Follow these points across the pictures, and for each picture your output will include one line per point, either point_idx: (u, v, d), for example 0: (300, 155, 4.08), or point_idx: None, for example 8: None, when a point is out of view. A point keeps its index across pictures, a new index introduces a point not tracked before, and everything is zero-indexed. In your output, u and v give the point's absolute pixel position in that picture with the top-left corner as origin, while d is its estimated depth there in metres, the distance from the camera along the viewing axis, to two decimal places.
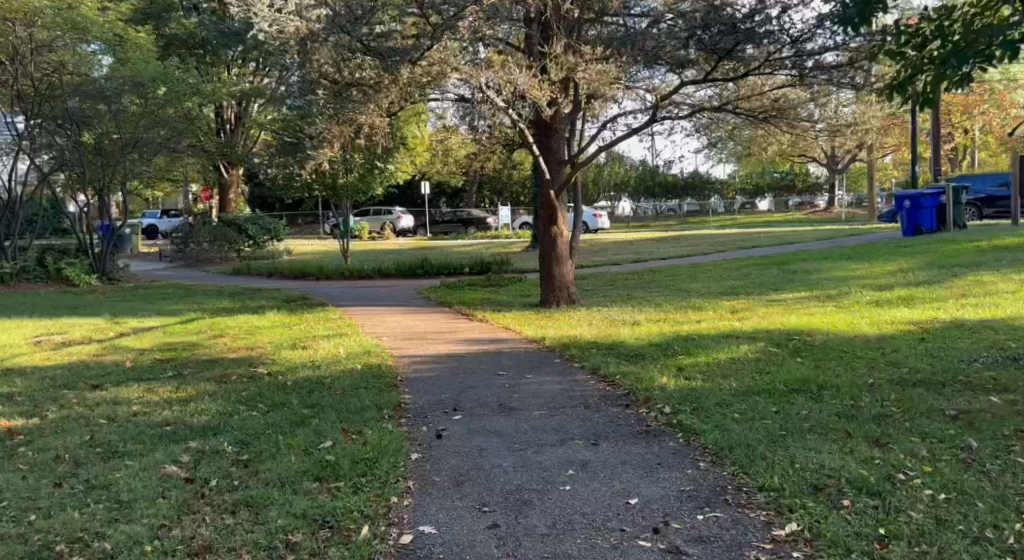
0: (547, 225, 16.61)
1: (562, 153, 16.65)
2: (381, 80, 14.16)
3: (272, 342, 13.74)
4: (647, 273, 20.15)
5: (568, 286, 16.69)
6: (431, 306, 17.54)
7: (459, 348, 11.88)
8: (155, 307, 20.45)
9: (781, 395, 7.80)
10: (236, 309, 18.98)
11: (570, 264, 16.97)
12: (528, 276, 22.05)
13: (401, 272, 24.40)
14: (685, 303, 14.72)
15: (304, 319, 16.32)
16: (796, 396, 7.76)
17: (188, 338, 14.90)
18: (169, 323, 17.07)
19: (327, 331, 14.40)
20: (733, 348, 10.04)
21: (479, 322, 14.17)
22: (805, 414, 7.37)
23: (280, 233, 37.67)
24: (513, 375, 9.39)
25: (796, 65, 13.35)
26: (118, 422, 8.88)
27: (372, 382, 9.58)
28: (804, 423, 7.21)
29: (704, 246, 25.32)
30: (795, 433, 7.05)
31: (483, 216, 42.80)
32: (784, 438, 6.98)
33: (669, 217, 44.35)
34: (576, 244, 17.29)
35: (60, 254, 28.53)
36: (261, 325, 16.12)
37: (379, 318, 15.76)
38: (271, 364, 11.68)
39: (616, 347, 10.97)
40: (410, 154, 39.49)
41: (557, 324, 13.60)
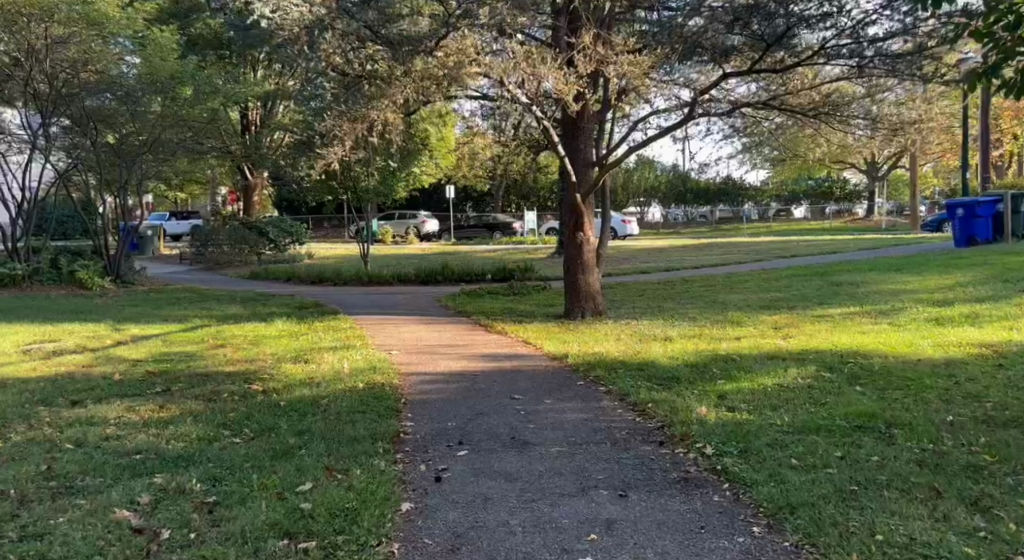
0: (573, 231, 15.55)
1: (590, 155, 15.59)
2: (394, 72, 13.16)
3: (274, 355, 12.76)
4: (679, 283, 19.07)
5: (595, 297, 15.58)
6: (448, 315, 16.51)
7: (475, 364, 10.85)
8: (162, 311, 19.53)
9: (844, 435, 6.69)
10: (246, 316, 18.03)
11: (597, 272, 15.89)
12: (553, 284, 21.03)
13: (421, 278, 23.42)
14: (723, 318, 13.62)
15: (313, 329, 15.33)
16: (863, 438, 6.64)
17: (187, 347, 13.94)
18: (172, 330, 16.13)
19: (335, 343, 13.41)
20: (782, 371, 8.94)
21: (499, 336, 13.13)
22: (878, 462, 6.27)
23: (300, 236, 36.81)
24: (529, 399, 8.33)
25: (854, 54, 12.16)
26: (84, 448, 7.88)
27: (370, 404, 8.55)
28: (879, 476, 6.09)
29: (738, 254, 24.18)
30: (870, 490, 5.94)
31: (510, 221, 41.83)
32: (856, 498, 5.87)
33: (701, 224, 43.17)
34: (604, 251, 16.19)
35: (73, 256, 27.75)
36: (267, 334, 15.13)
37: (392, 329, 14.75)
38: (268, 381, 10.68)
39: (648, 366, 9.89)
40: (435, 156, 38.61)
41: (584, 338, 12.54)
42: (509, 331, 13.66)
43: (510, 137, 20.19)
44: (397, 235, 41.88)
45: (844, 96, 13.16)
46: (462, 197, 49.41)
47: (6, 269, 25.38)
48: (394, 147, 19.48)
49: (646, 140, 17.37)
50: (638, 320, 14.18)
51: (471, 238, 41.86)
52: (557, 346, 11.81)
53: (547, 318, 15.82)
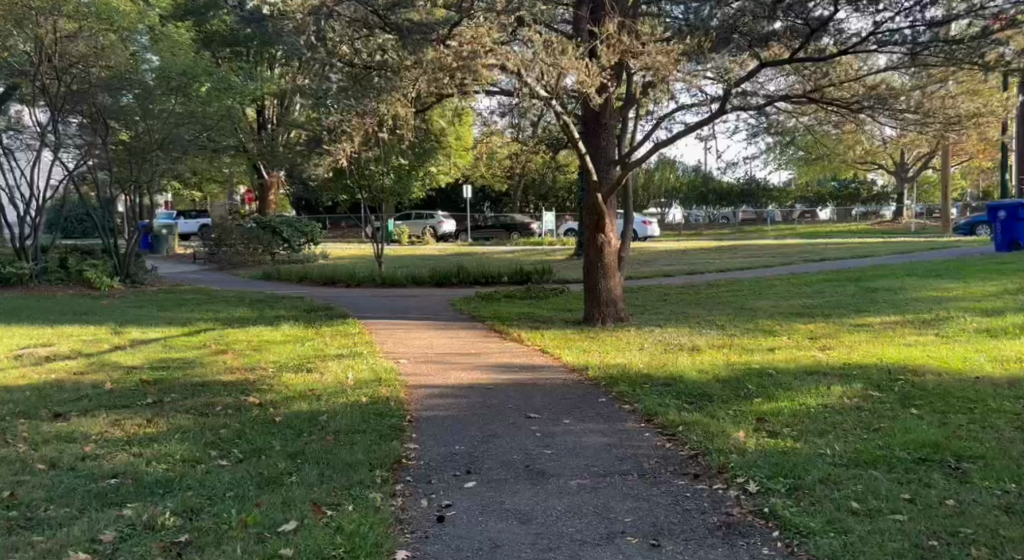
0: (593, 233, 14.76)
1: (612, 153, 14.79)
2: (404, 62, 12.43)
3: (276, 363, 12.02)
4: (704, 287, 18.30)
5: (616, 302, 14.80)
6: (462, 321, 15.74)
7: (489, 376, 10.09)
8: (167, 313, 18.83)
9: (908, 474, 5.93)
10: (253, 319, 17.31)
11: (619, 277, 15.09)
12: (572, 286, 20.29)
13: (436, 279, 22.71)
14: (754, 326, 12.81)
15: (321, 335, 14.59)
16: (932, 478, 5.88)
17: (188, 353, 13.22)
18: (175, 334, 15.43)
19: (340, 350, 12.67)
20: (825, 390, 8.13)
21: (516, 344, 12.37)
22: (952, 509, 5.51)
23: (315, 236, 36.13)
24: (546, 419, 7.60)
25: (910, 41, 11.52)
26: (58, 471, 7.14)
27: (371, 423, 7.81)
28: (956, 527, 5.33)
29: (765, 257, 23.32)
30: (952, 546, 5.17)
31: (528, 222, 41.10)
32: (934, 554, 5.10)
33: (724, 225, 42.27)
34: (626, 255, 15.39)
35: (82, 255, 27.15)
36: (272, 340, 14.41)
37: (403, 335, 14.01)
38: (267, 393, 9.95)
39: (676, 381, 9.10)
40: (452, 155, 37.96)
41: (606, 347, 11.77)
42: (526, 339, 12.90)
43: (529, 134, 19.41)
44: (413, 235, 41.17)
45: (891, 88, 12.47)
46: (479, 197, 48.67)
47: (12, 268, 24.75)
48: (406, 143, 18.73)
49: (671, 138, 16.62)
50: (663, 328, 13.39)
51: (488, 239, 41.12)
52: (577, 356, 11.04)
53: (565, 324, 15.05)
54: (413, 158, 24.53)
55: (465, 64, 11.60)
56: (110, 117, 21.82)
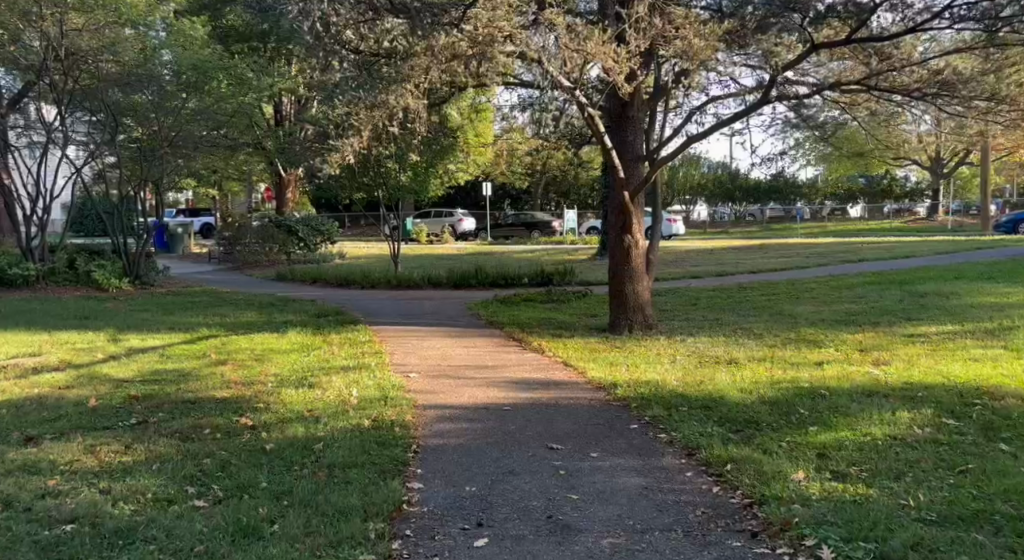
0: (619, 233, 13.75)
1: (639, 147, 13.78)
2: (414, 49, 11.50)
3: (279, 377, 11.09)
4: (736, 290, 17.32)
5: (643, 307, 13.80)
6: (479, 327, 14.76)
7: (505, 396, 9.10)
8: (171, 317, 17.93)
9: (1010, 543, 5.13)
10: (259, 325, 16.38)
11: (647, 282, 14.06)
12: (596, 289, 19.32)
13: (453, 281, 21.79)
14: (794, 336, 11.81)
15: (328, 344, 13.63)
16: None
17: (185, 364, 12.29)
18: (175, 341, 14.52)
19: (346, 362, 11.71)
20: (889, 420, 7.11)
21: (536, 357, 11.38)
22: None
23: (331, 234, 35.21)
24: (569, 451, 6.74)
25: (986, 16, 10.80)
26: (11, 512, 6.18)
27: (373, 453, 6.96)
28: None
29: (797, 258, 22.22)
30: None
31: (549, 220, 40.11)
32: None
33: (751, 223, 41.09)
34: (655, 258, 14.37)
35: (91, 255, 26.35)
36: (277, 349, 13.47)
37: (415, 344, 13.05)
38: (263, 413, 9.01)
39: (716, 403, 8.10)
40: (472, 152, 37.03)
41: (634, 360, 10.78)
42: (548, 350, 11.95)
43: (550, 129, 18.43)
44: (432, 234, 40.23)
45: (959, 73, 11.58)
46: (500, 194, 47.67)
47: (18, 269, 23.94)
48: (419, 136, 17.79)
49: (702, 133, 15.65)
50: (695, 337, 12.39)
51: (508, 237, 40.15)
52: (602, 372, 10.05)
53: (588, 330, 14.06)
54: (430, 154, 23.55)
55: (481, 52, 10.74)
56: (118, 113, 20.93)
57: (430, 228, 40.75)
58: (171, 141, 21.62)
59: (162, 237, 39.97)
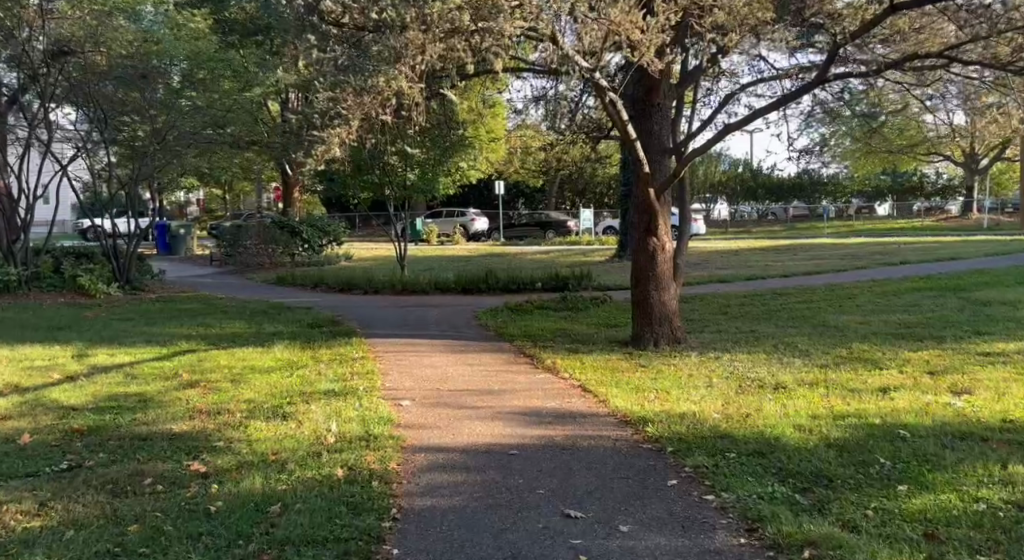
0: (643, 235, 12.21)
1: (665, 140, 12.27)
2: (407, 22, 9.97)
3: (251, 403, 9.60)
4: (771, 296, 15.78)
5: (671, 318, 12.27)
6: (485, 341, 13.25)
7: (512, 431, 7.59)
8: (153, 328, 16.50)
9: None
10: (246, 338, 14.92)
11: (675, 289, 12.52)
12: (616, 294, 17.77)
13: (461, 286, 20.27)
14: (847, 351, 10.31)
15: (315, 362, 12.13)
16: None
17: (150, 387, 10.83)
18: (147, 357, 13.07)
19: (331, 385, 10.21)
20: (1000, 478, 5.65)
21: (549, 381, 9.88)
22: None
23: (336, 235, 33.73)
24: (589, 525, 5.34)
25: None
26: None
27: (341, 523, 5.55)
28: None
29: (831, 260, 20.64)
30: None
31: (564, 219, 38.57)
32: None
33: (773, 223, 39.47)
34: (683, 262, 12.82)
35: (79, 259, 24.97)
36: (258, 367, 11.99)
37: (412, 361, 11.55)
38: (220, 455, 7.51)
39: (771, 446, 6.58)
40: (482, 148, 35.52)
41: (664, 386, 9.28)
42: (562, 369, 10.46)
43: (566, 123, 16.95)
44: (442, 234, 38.76)
45: None
46: (513, 193, 46.19)
47: None
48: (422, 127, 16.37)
49: (736, 125, 14.12)
50: (733, 354, 10.88)
51: (522, 238, 38.64)
52: (629, 401, 8.51)
53: (608, 344, 12.54)
54: (436, 150, 22.10)
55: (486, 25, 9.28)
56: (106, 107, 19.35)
57: (440, 228, 39.29)
58: (164, 141, 20.12)
59: (163, 238, 38.67)
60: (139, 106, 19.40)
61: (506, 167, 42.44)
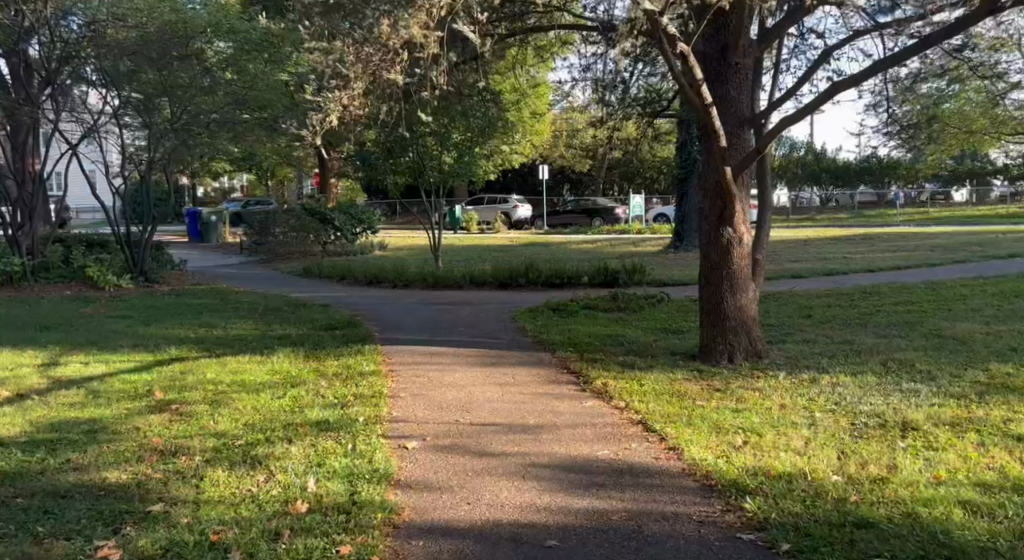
0: (715, 224, 9.99)
1: (746, 107, 10.03)
2: None
3: (216, 438, 7.52)
4: (859, 295, 13.47)
5: (749, 326, 10.06)
6: (521, 352, 11.09)
7: (550, 500, 5.51)
8: (150, 329, 14.57)
9: None
10: (246, 342, 12.89)
11: (754, 290, 10.30)
12: (675, 290, 15.51)
13: (497, 278, 18.13)
14: (986, 375, 8.09)
15: (316, 378, 10.05)
16: None
17: (110, 409, 8.81)
18: (123, 367, 11.07)
19: (325, 415, 8.14)
20: None
21: (600, 414, 7.70)
22: None
23: (371, 223, 31.66)
24: None
25: None
26: None
27: None
28: None
29: (917, 251, 18.24)
30: None
31: (612, 206, 36.25)
32: None
33: (839, 211, 36.89)
34: (763, 257, 10.58)
35: (90, 249, 23.19)
36: (247, 384, 9.93)
37: (432, 382, 9.44)
38: (152, 527, 5.49)
39: (945, 545, 4.75)
40: (525, 128, 33.30)
41: (751, 425, 7.11)
42: (615, 396, 8.32)
43: (616, 97, 15.09)
44: (484, 222, 36.69)
45: None
46: (559, 178, 44.00)
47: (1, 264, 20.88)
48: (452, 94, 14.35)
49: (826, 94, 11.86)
50: (834, 373, 8.70)
51: (568, 226, 36.40)
52: (707, 450, 6.34)
53: (670, 356, 10.39)
54: (474, 131, 20.00)
55: None
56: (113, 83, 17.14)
57: (482, 216, 37.19)
58: (179, 123, 17.70)
59: (195, 225, 37.11)
60: (153, 92, 17.26)
61: (552, 151, 40.24)
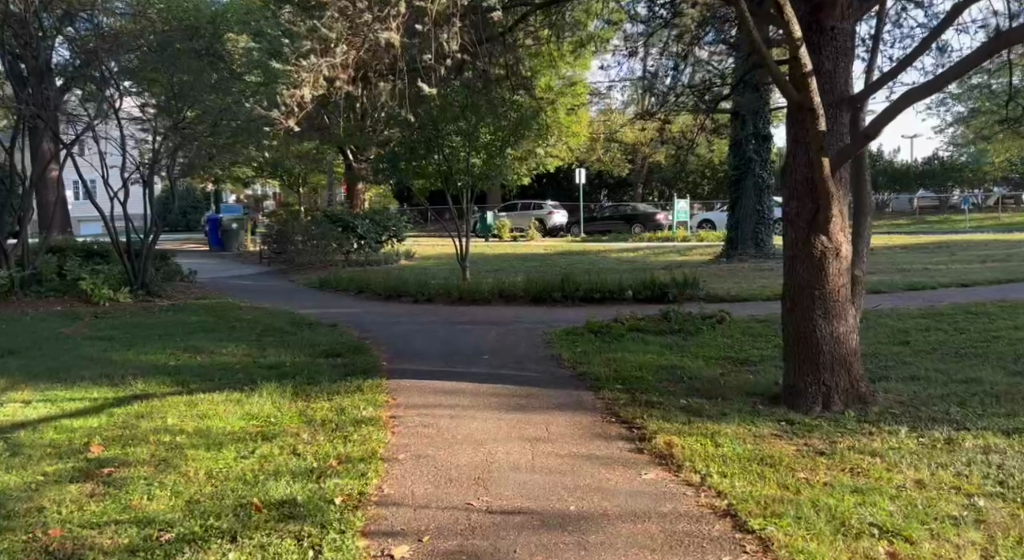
0: (805, 231, 7.82)
1: (846, 84, 7.91)
2: None
3: (133, 530, 5.46)
4: (964, 315, 11.22)
5: (849, 362, 7.85)
6: (556, 390, 8.97)
7: None
8: (127, 354, 12.61)
9: None
10: (227, 374, 10.84)
11: (855, 313, 8.06)
12: (737, 307, 13.30)
13: (529, 290, 15.98)
14: None
15: (298, 428, 8.00)
16: None
17: (23, 473, 6.82)
18: (68, 409, 9.05)
19: (292, 491, 6.09)
20: None
21: (667, 497, 5.59)
22: None
23: (398, 230, 29.66)
24: None
25: None
26: None
27: None
28: None
29: (1013, 262, 15.94)
30: None
31: (652, 211, 33.73)
32: None
33: (898, 216, 34.40)
34: (866, 272, 8.35)
35: (88, 262, 21.35)
36: (211, 436, 7.87)
37: (441, 436, 7.33)
38: None
39: None
40: (561, 129, 31.27)
41: (893, 524, 5.03)
42: (685, 463, 6.20)
43: (658, 94, 13.15)
44: (517, 229, 34.67)
45: None
46: (596, 184, 41.87)
47: None
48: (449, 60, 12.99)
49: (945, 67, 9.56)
50: (979, 430, 6.56)
51: (607, 233, 34.27)
52: None
53: (745, 399, 8.23)
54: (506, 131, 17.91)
55: None
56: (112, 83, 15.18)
57: (515, 222, 35.16)
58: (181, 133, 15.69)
59: (215, 232, 35.36)
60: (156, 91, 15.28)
61: (589, 154, 38.12)
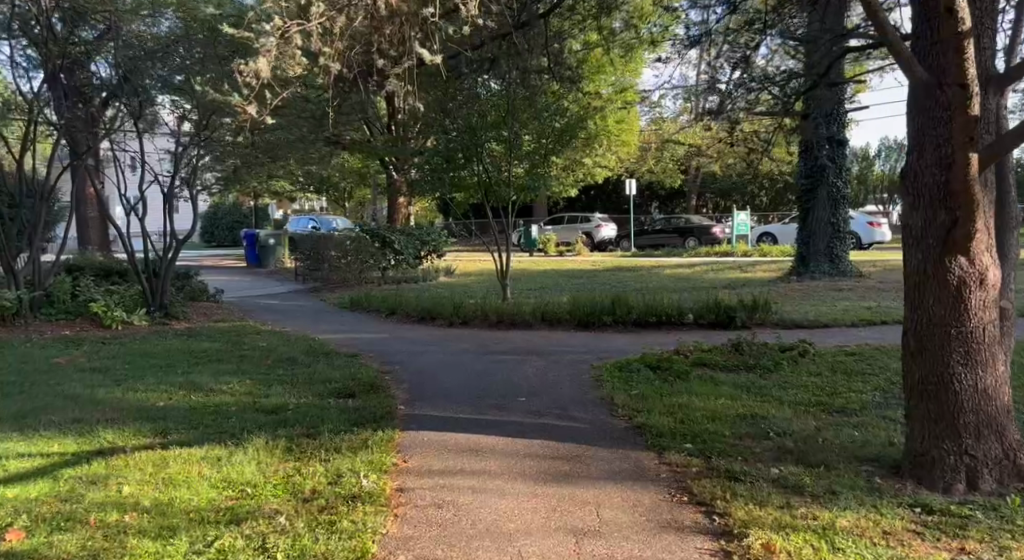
0: (936, 248, 5.92)
1: (991, 58, 6.07)
2: None
3: None
4: None
5: (997, 425, 5.94)
6: (608, 451, 7.13)
7: None
8: (114, 392, 10.95)
9: None
10: (218, 420, 9.11)
11: (1003, 357, 6.14)
12: (819, 336, 11.36)
13: (575, 314, 14.11)
14: None
15: (274, 505, 6.31)
16: None
17: None
18: (11, 471, 7.42)
19: None
20: None
21: None
22: None
23: (438, 245, 27.97)
24: None
25: None
26: None
27: None
28: None
29: None
30: None
31: (708, 223, 31.65)
32: None
33: None
34: (1012, 304, 6.43)
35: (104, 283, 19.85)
36: (166, 518, 6.19)
37: (457, 525, 5.65)
38: None
39: None
40: (612, 137, 29.41)
41: None
42: None
43: (715, 102, 11.34)
44: (563, 243, 32.91)
45: None
46: (647, 195, 39.98)
47: None
48: (478, 49, 11.31)
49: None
50: None
51: (661, 247, 32.30)
52: None
53: (856, 468, 6.35)
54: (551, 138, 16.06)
55: None
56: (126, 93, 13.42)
57: (562, 235, 33.42)
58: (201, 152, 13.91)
59: (252, 247, 33.98)
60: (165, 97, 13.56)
61: (639, 164, 36.21)
